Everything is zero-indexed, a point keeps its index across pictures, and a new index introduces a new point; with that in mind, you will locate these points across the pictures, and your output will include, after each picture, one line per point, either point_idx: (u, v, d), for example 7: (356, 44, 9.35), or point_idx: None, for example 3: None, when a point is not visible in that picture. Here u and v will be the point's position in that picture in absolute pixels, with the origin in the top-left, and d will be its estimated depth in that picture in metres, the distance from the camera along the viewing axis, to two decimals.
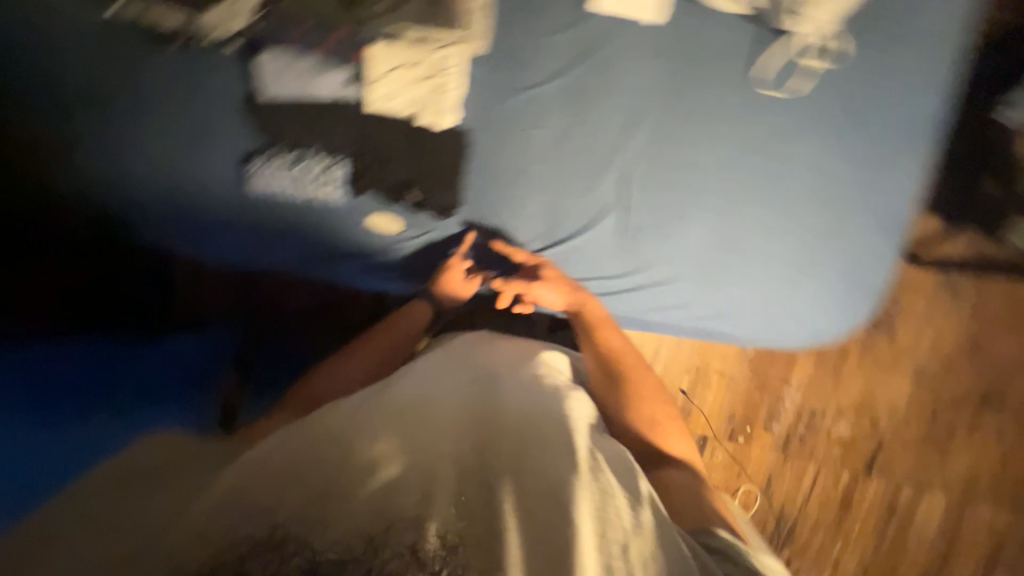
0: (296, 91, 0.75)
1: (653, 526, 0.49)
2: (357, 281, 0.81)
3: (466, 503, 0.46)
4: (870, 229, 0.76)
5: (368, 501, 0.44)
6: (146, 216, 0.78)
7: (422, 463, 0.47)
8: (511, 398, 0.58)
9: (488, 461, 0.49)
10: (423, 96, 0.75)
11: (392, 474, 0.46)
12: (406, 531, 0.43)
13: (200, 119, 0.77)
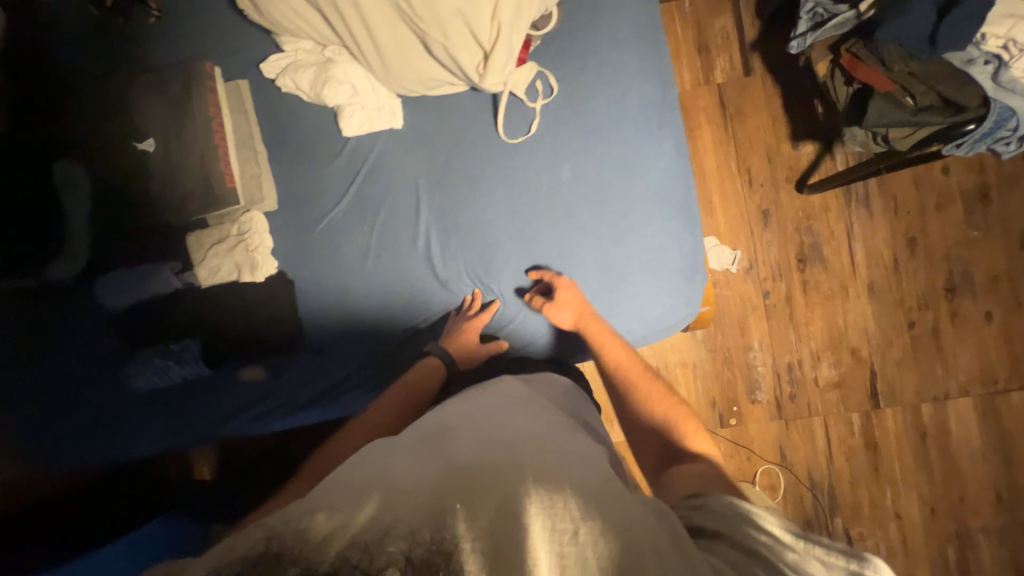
0: (138, 300, 0.86)
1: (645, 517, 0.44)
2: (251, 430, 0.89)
3: (441, 514, 0.40)
4: (653, 218, 0.79)
5: (337, 526, 0.39)
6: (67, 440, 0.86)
7: (388, 495, 0.43)
8: (487, 432, 0.55)
9: (468, 477, 0.45)
10: (239, 260, 0.84)
11: (363, 504, 0.42)
12: (382, 547, 0.38)
13: (74, 353, 0.87)
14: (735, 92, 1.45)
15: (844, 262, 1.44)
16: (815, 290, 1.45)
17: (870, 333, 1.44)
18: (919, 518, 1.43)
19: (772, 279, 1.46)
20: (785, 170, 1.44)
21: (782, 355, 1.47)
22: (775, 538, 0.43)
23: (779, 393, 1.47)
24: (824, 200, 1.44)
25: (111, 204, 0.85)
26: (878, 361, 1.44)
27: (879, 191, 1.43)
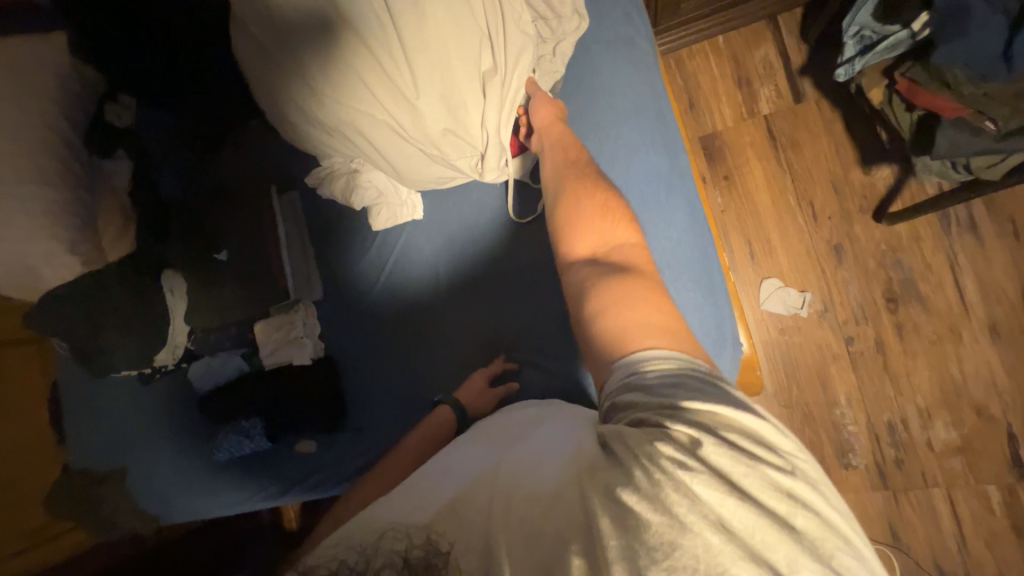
0: (218, 382, 1.02)
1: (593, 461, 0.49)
2: (306, 498, 0.98)
3: (432, 512, 0.50)
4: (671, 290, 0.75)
5: (356, 535, 0.51)
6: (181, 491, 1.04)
7: (398, 500, 0.55)
8: (480, 448, 0.63)
9: (456, 482, 0.55)
10: (292, 346, 0.96)
11: (376, 514, 0.53)
12: (387, 549, 0.48)
13: (180, 423, 1.06)
14: (786, 122, 1.33)
15: (951, 300, 1.21)
16: (914, 333, 1.23)
17: (1000, 385, 1.17)
18: None
19: (855, 323, 1.27)
20: (856, 199, 1.28)
21: (879, 412, 1.25)
22: (684, 412, 0.49)
23: (881, 458, 1.24)
24: (913, 229, 1.24)
25: (201, 306, 1.02)
26: (1016, 420, 1.16)
27: (988, 213, 1.19)
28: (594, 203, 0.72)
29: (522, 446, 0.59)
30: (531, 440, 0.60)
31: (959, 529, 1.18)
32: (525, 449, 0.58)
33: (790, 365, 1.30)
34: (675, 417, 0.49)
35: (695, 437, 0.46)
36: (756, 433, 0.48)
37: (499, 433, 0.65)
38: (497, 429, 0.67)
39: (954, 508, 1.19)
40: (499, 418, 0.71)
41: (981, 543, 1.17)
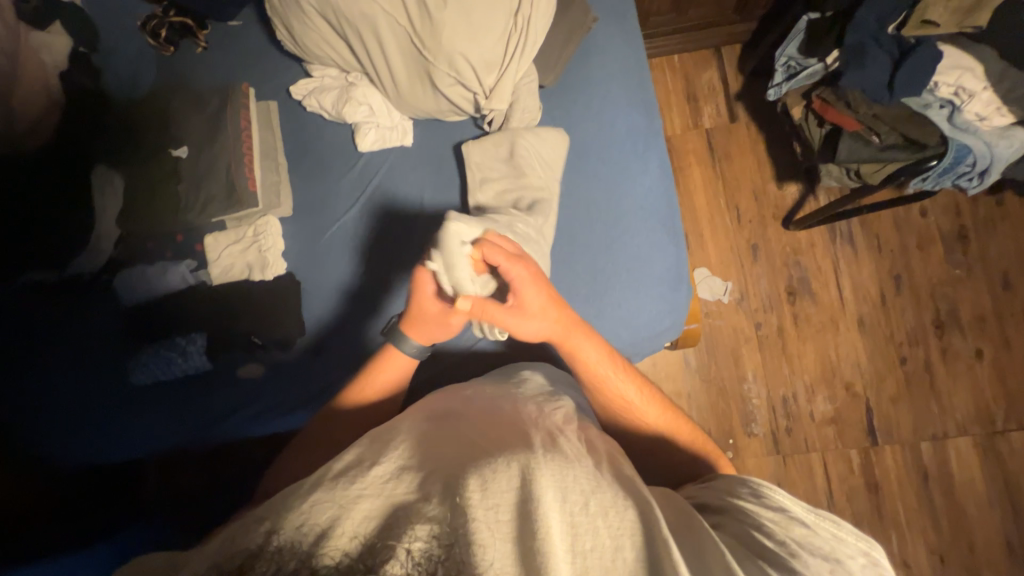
0: (151, 294, 0.91)
1: (617, 494, 0.55)
2: (242, 431, 0.91)
3: (448, 506, 0.50)
4: (640, 230, 0.83)
5: (348, 518, 0.48)
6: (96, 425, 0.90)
7: (395, 483, 0.53)
8: (487, 414, 0.68)
9: (474, 453, 0.58)
10: (251, 260, 0.90)
11: (371, 496, 0.51)
12: (397, 533, 0.47)
13: (82, 342, 0.92)
14: (722, 137, 1.56)
15: (833, 297, 1.48)
16: (805, 323, 1.48)
17: (863, 368, 1.45)
18: (930, 569, 1.36)
19: (764, 311, 1.50)
20: (771, 208, 1.52)
21: (776, 388, 1.47)
22: (771, 521, 0.56)
23: (776, 427, 1.46)
24: (810, 237, 1.51)
25: (139, 205, 0.92)
26: (873, 396, 1.44)
27: (863, 230, 1.49)
28: (632, 391, 0.76)
29: (532, 420, 0.65)
30: (532, 427, 0.63)
31: (827, 483, 1.43)
32: (532, 436, 0.60)
33: (710, 344, 1.50)
34: (755, 523, 0.56)
35: (783, 543, 0.53)
36: (845, 538, 0.55)
37: (491, 413, 0.68)
38: (488, 407, 0.69)
39: (825, 466, 1.43)
40: (485, 396, 0.73)
41: (842, 494, 1.42)
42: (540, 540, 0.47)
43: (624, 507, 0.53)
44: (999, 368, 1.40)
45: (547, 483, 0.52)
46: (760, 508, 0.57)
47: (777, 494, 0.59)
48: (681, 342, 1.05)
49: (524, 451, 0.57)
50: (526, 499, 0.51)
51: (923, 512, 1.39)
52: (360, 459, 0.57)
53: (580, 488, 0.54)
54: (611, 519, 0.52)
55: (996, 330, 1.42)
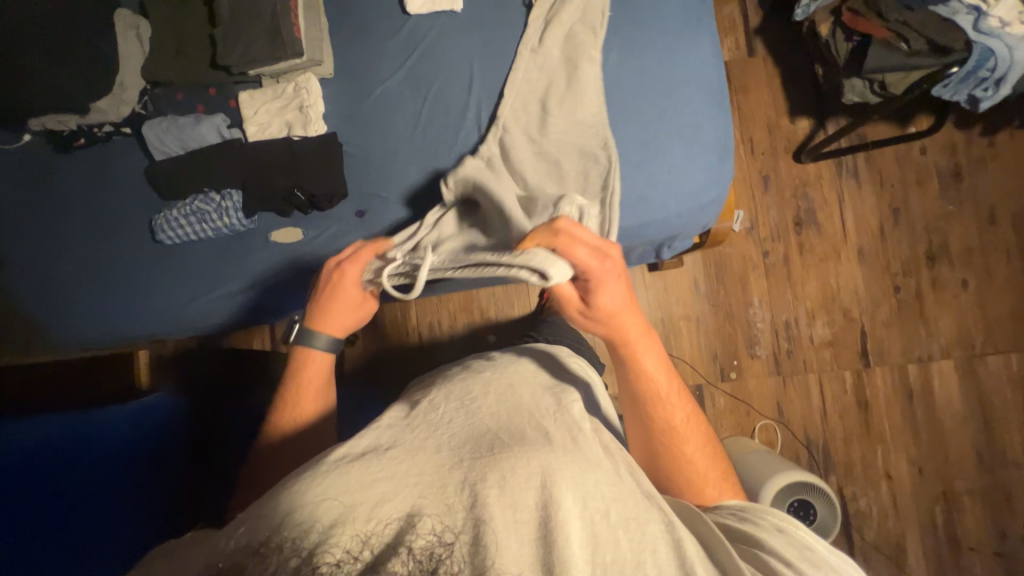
0: (182, 147, 0.86)
1: (640, 503, 0.58)
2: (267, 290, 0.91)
3: (466, 503, 0.52)
4: (693, 101, 0.86)
5: (351, 516, 0.49)
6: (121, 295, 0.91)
7: (406, 472, 0.54)
8: (509, 404, 0.67)
9: (495, 454, 0.57)
10: (290, 118, 0.87)
11: (384, 486, 0.52)
12: (401, 537, 0.47)
13: (116, 201, 0.91)
14: (740, 70, 1.58)
15: (836, 228, 1.55)
16: (810, 252, 1.55)
17: (860, 295, 1.53)
18: (909, 479, 1.48)
19: (771, 240, 1.55)
20: (783, 142, 1.57)
21: (780, 313, 1.54)
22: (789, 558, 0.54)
23: (778, 350, 1.53)
24: (818, 171, 1.57)
25: (167, 53, 0.87)
26: (868, 322, 1.52)
27: (867, 165, 1.56)
28: (683, 416, 0.72)
29: (549, 413, 0.66)
30: (554, 423, 0.64)
31: (821, 400, 1.51)
32: (553, 432, 0.62)
33: (720, 270, 1.54)
34: (775, 550, 0.55)
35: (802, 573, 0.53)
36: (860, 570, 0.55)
37: (509, 398, 0.68)
38: (505, 392, 0.70)
39: (821, 386, 1.52)
40: (504, 381, 0.72)
41: (835, 412, 1.51)
42: (561, 549, 0.49)
43: (647, 520, 0.56)
44: (981, 298, 1.52)
45: (568, 494, 0.54)
46: (779, 541, 0.57)
47: (802, 530, 0.58)
48: (710, 240, 1.09)
49: (545, 450, 0.58)
50: (546, 509, 0.52)
51: (908, 428, 1.49)
52: (369, 446, 0.58)
53: (602, 496, 0.56)
54: (638, 531, 0.54)
55: (981, 262, 1.53)
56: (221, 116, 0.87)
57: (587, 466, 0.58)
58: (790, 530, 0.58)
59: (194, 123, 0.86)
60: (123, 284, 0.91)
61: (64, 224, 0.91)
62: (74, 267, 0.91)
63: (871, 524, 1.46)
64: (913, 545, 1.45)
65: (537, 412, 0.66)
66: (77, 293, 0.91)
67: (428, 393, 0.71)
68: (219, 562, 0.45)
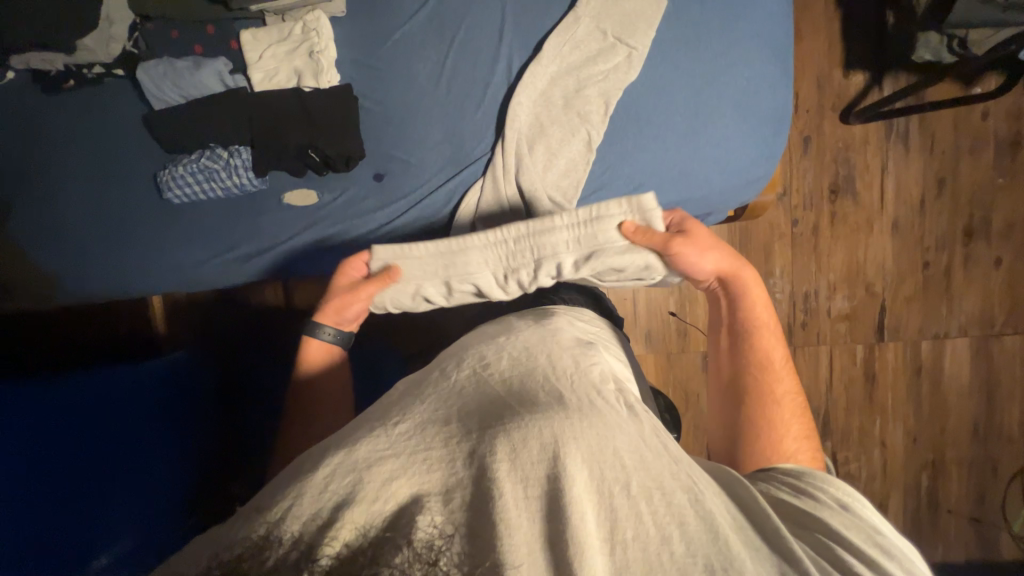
0: (182, 96, 0.78)
1: (667, 468, 0.51)
2: (279, 262, 0.88)
3: (470, 477, 0.49)
4: (754, 61, 0.76)
5: (357, 490, 0.47)
6: (132, 261, 0.89)
7: (413, 447, 0.52)
8: (526, 369, 0.63)
9: (506, 422, 0.53)
10: (300, 66, 0.78)
11: (391, 456, 0.50)
12: (406, 520, 0.46)
13: (114, 151, 0.85)
14: (796, 10, 1.39)
15: (874, 198, 1.46)
16: (842, 222, 1.48)
17: (887, 269, 1.48)
18: (902, 448, 1.53)
19: (803, 208, 1.47)
20: (832, 98, 1.43)
21: (801, 285, 1.50)
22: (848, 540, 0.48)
23: (793, 321, 1.51)
24: (865, 133, 1.44)
25: None
26: (890, 297, 1.49)
27: (920, 128, 1.43)
28: (796, 427, 0.67)
29: (564, 375, 0.62)
30: (571, 384, 0.61)
31: (828, 371, 1.53)
32: (567, 397, 0.58)
33: (744, 238, 1.48)
34: (838, 536, 0.49)
35: (874, 565, 0.46)
36: (914, 559, 0.49)
37: (523, 361, 0.65)
38: (520, 356, 0.67)
39: (830, 358, 1.52)
40: (519, 345, 0.69)
41: (841, 383, 1.53)
42: (572, 527, 0.45)
43: (673, 489, 0.48)
44: (1013, 276, 1.47)
45: (580, 465, 0.49)
46: (839, 520, 0.51)
47: (868, 512, 0.52)
48: (746, 213, 1.03)
49: (559, 415, 0.54)
50: (554, 480, 0.47)
51: (910, 400, 1.52)
52: (385, 420, 0.57)
53: (619, 463, 0.50)
54: (669, 501, 0.47)
55: (1021, 240, 1.46)
56: (221, 61, 0.78)
57: (603, 432, 0.53)
58: (856, 513, 0.52)
59: (191, 67, 0.77)
60: (133, 248, 0.88)
61: (61, 179, 0.86)
62: (78, 234, 0.88)
63: (858, 486, 1.54)
64: (895, 505, 1.54)
65: (551, 376, 0.62)
66: (87, 258, 0.89)
67: (444, 365, 0.69)
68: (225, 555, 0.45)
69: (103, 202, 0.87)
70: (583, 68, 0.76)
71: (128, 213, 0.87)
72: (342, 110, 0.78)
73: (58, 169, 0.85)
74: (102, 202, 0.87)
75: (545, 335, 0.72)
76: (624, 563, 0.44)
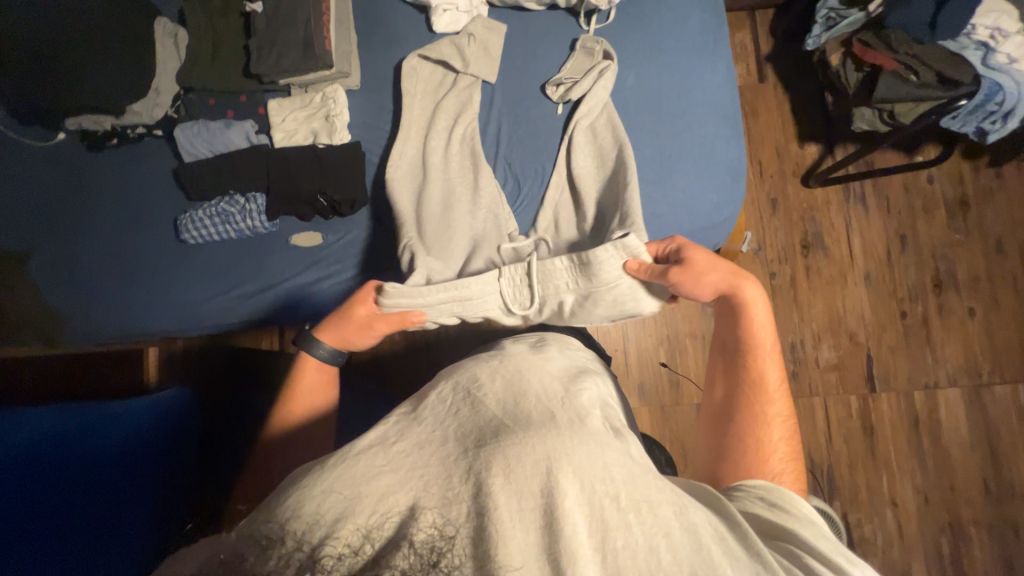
0: (210, 150, 0.89)
1: (652, 483, 0.51)
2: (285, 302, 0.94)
3: (470, 493, 0.47)
4: (707, 122, 0.89)
5: (353, 506, 0.46)
6: (140, 298, 0.94)
7: (410, 464, 0.50)
8: (520, 385, 0.61)
9: (508, 437, 0.52)
10: (316, 126, 0.90)
11: (391, 474, 0.49)
12: (403, 529, 0.44)
13: (139, 200, 0.94)
14: (751, 95, 1.61)
15: (843, 252, 1.57)
16: (817, 275, 1.56)
17: (866, 319, 1.54)
18: (914, 507, 1.46)
19: (778, 262, 1.56)
20: (791, 165, 1.59)
21: (786, 334, 1.54)
22: (815, 549, 0.50)
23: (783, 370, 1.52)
24: (826, 195, 1.58)
25: (201, 62, 0.90)
26: (875, 346, 1.52)
27: (874, 191, 1.58)
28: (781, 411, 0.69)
29: (558, 392, 0.61)
30: (562, 405, 0.58)
31: (824, 422, 1.50)
32: (559, 415, 0.56)
33: None
34: (808, 544, 0.50)
35: (840, 570, 0.47)
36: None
37: (516, 381, 0.62)
38: (512, 376, 0.63)
39: (824, 407, 1.51)
40: (511, 366, 0.65)
41: (841, 434, 1.50)
42: (565, 540, 0.44)
43: (659, 501, 0.48)
44: (989, 324, 1.52)
45: (573, 478, 0.48)
46: (812, 532, 0.52)
47: (807, 509, 0.56)
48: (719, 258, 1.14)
49: (551, 432, 0.52)
50: (549, 495, 0.46)
51: (912, 451, 1.49)
52: (380, 436, 0.55)
53: (610, 477, 0.49)
54: (662, 520, 0.47)
55: (988, 289, 1.53)
56: (248, 123, 0.90)
57: (598, 449, 0.52)
58: (809, 524, 0.54)
59: (224, 128, 0.89)
60: (143, 287, 0.93)
61: (86, 224, 0.94)
62: (92, 271, 0.93)
63: (876, 551, 1.44)
64: (919, 574, 1.43)
65: (547, 393, 0.60)
66: (99, 297, 0.93)
67: (437, 385, 0.65)
68: (220, 553, 0.44)
69: (124, 245, 0.94)
70: (562, 133, 0.90)
71: (144, 254, 0.94)
72: (347, 163, 0.88)
73: (87, 215, 0.94)
74: (122, 244, 0.94)
75: (543, 357, 0.71)
76: (616, 571, 0.44)
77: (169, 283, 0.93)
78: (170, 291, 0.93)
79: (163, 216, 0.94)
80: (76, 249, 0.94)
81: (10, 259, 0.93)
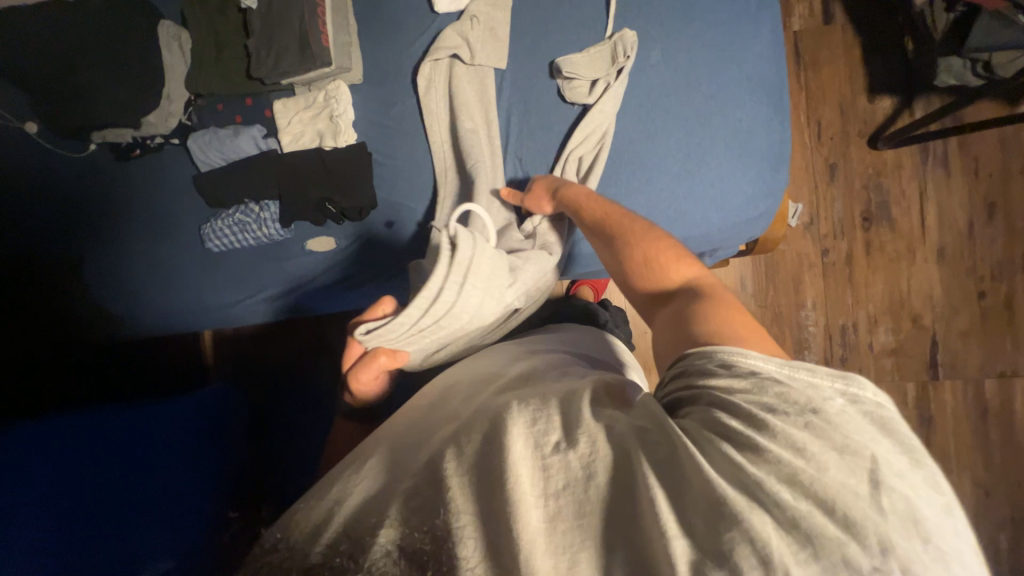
0: (223, 159, 0.90)
1: (588, 411, 0.46)
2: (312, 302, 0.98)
3: (422, 473, 0.46)
4: (746, 102, 0.79)
5: (328, 509, 0.47)
6: (178, 301, 0.99)
7: (377, 461, 0.50)
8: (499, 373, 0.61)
9: (464, 415, 0.52)
10: (321, 127, 0.87)
11: (363, 473, 0.49)
12: (363, 529, 0.44)
13: (166, 208, 0.97)
14: (813, 41, 1.38)
15: (913, 225, 1.38)
16: (878, 250, 1.39)
17: (935, 300, 1.37)
18: (972, 501, 1.35)
19: (833, 237, 1.40)
20: (857, 124, 1.38)
21: (836, 317, 1.40)
22: (761, 417, 0.42)
23: (831, 355, 1.40)
24: (896, 158, 1.38)
25: (206, 65, 0.89)
26: (942, 329, 1.37)
27: (958, 152, 1.36)
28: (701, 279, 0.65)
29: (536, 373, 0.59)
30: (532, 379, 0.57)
31: None
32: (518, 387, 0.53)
33: (770, 268, 1.41)
34: (726, 403, 0.44)
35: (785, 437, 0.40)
36: (822, 384, 0.44)
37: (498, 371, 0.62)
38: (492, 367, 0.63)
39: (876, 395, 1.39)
40: (501, 360, 0.66)
41: None
42: (505, 497, 0.41)
43: (594, 427, 0.44)
44: None
45: (508, 430, 0.45)
46: (755, 401, 0.43)
47: (757, 365, 0.47)
48: (756, 247, 1.05)
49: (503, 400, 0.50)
50: (491, 454, 0.44)
51: (976, 444, 1.36)
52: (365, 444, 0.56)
53: (548, 416, 0.46)
54: (597, 448, 0.43)
55: None
56: (255, 129, 0.90)
57: (547, 398, 0.49)
58: (761, 389, 0.44)
59: (233, 136, 0.89)
60: (181, 290, 0.99)
61: (120, 233, 0.99)
62: (131, 277, 0.99)
63: None
64: None
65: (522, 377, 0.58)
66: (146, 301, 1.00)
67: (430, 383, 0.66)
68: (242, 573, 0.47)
69: (156, 250, 0.99)
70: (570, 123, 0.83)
71: (177, 259, 0.98)
72: (349, 166, 0.87)
73: (119, 224, 0.99)
74: (154, 249, 0.99)
75: (542, 351, 0.69)
76: (559, 517, 0.41)
77: (202, 284, 0.98)
78: (204, 291, 0.98)
79: (189, 223, 0.97)
80: (114, 257, 0.99)
81: (60, 269, 0.97)
